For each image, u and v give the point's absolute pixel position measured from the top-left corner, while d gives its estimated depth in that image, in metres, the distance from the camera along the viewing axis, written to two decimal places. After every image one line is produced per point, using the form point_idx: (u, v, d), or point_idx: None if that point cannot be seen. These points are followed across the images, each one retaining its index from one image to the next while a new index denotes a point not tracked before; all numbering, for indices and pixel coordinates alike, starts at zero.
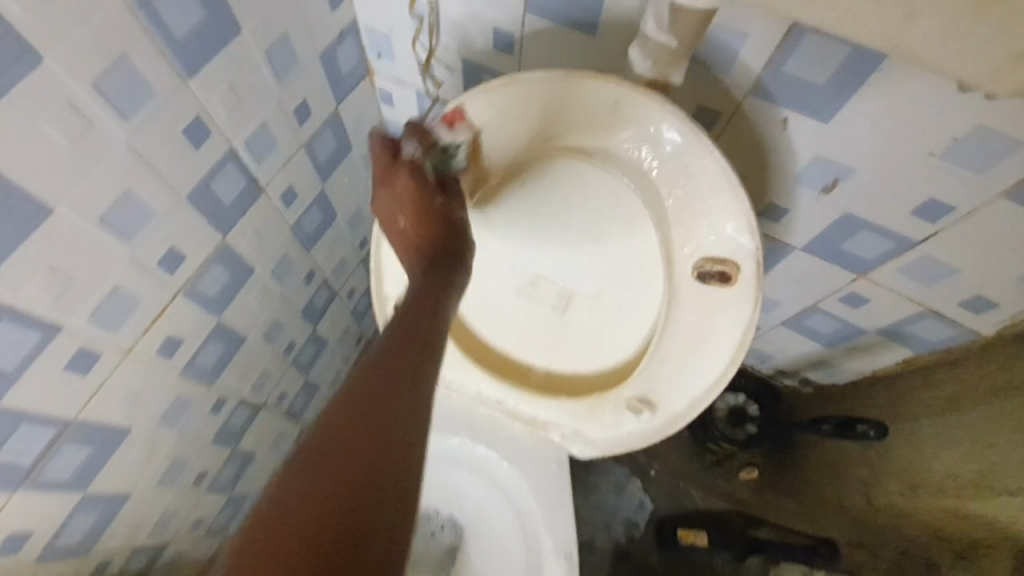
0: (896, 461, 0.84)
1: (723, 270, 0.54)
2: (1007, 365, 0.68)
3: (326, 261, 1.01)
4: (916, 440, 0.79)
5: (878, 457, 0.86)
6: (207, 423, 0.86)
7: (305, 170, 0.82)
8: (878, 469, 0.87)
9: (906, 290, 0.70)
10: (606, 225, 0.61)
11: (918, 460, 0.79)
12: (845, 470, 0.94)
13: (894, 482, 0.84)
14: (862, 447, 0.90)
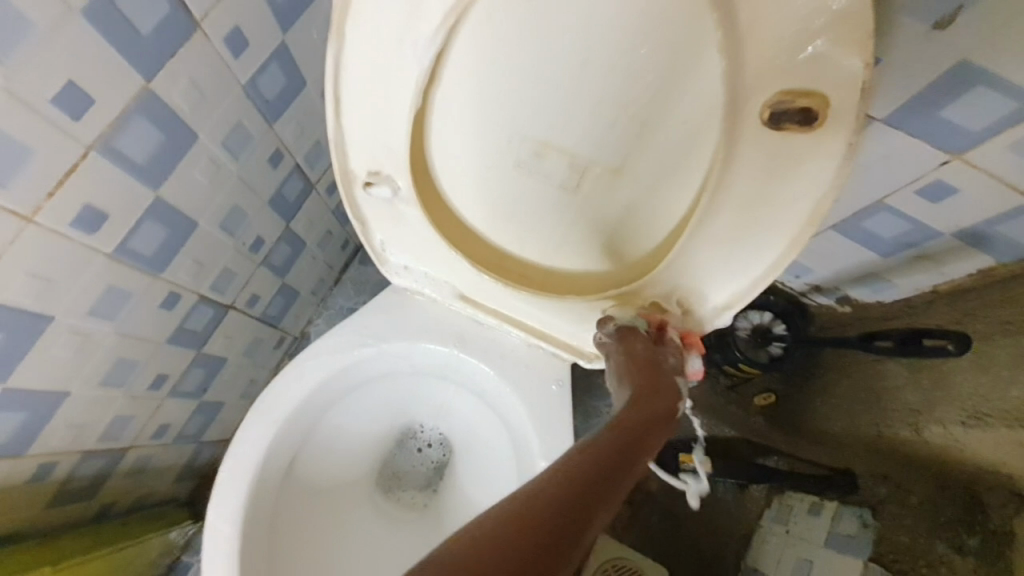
0: (957, 387, 0.72)
1: (807, 107, 0.40)
2: None
3: (298, 142, 0.86)
4: (992, 365, 0.67)
5: (932, 382, 0.76)
6: (158, 320, 0.74)
7: (259, 8, 0.64)
8: (933, 396, 0.75)
9: (1011, 175, 0.56)
10: (645, 59, 0.45)
11: (991, 389, 0.67)
12: (886, 396, 0.83)
13: (952, 411, 0.72)
14: (910, 367, 0.79)
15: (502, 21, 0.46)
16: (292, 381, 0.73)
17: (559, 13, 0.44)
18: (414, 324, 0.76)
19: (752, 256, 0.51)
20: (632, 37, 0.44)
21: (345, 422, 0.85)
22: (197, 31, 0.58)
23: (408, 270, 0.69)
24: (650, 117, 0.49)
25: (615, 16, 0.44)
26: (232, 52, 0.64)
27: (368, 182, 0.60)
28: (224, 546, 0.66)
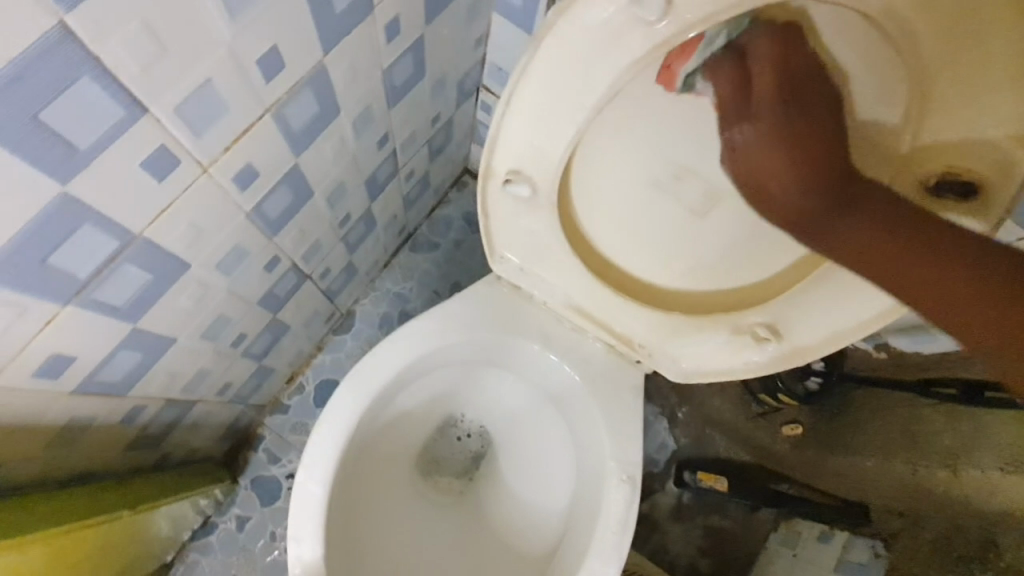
0: (995, 437, 0.80)
1: (967, 184, 0.48)
2: None
3: (402, 128, 0.88)
4: None
5: (973, 432, 0.83)
6: (258, 280, 0.76)
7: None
8: (969, 442, 0.83)
9: None
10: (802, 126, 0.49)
11: None
12: (922, 440, 0.90)
13: (989, 457, 0.79)
14: (951, 417, 0.87)
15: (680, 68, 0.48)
16: (389, 355, 0.77)
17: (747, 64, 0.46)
18: (499, 319, 0.80)
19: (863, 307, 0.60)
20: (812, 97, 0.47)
21: (410, 403, 0.87)
22: (370, 16, 0.61)
23: (522, 273, 0.75)
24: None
25: None
26: (386, 37, 0.67)
27: (507, 179, 0.64)
28: (317, 503, 0.71)
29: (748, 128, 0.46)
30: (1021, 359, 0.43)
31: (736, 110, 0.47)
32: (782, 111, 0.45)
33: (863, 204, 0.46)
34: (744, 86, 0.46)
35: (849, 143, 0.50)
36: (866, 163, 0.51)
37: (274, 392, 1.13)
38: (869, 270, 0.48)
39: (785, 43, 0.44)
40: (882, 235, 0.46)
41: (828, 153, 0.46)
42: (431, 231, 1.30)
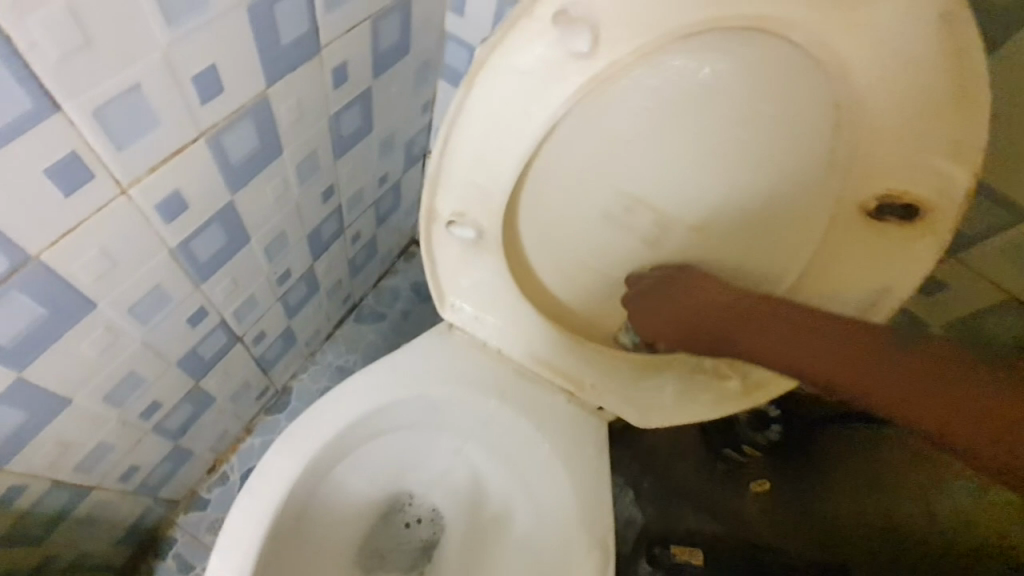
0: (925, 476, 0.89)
1: (906, 203, 0.54)
2: None
3: (348, 183, 0.87)
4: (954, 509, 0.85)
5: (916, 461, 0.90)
6: (181, 337, 0.68)
7: (364, 51, 0.70)
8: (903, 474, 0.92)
9: (994, 275, 0.66)
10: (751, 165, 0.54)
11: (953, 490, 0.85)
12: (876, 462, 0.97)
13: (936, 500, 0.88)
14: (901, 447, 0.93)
15: (615, 101, 0.52)
16: (328, 414, 0.69)
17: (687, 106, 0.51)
18: (449, 371, 0.74)
19: None
20: (748, 141, 0.53)
21: (349, 477, 0.76)
22: (318, 56, 0.62)
23: (476, 320, 0.72)
24: (741, 178, 0.55)
25: (709, 110, 0.51)
26: (333, 82, 0.68)
27: (450, 222, 0.63)
28: None
29: (651, 330, 0.60)
30: (960, 425, 0.41)
31: (647, 284, 0.60)
32: (659, 323, 0.58)
33: (758, 327, 0.51)
34: (669, 279, 0.58)
35: (800, 169, 0.55)
36: (817, 181, 0.55)
37: (191, 484, 0.98)
38: (811, 382, 0.49)
39: (654, 278, 0.60)
40: (774, 347, 0.50)
41: (716, 312, 0.54)
42: (378, 301, 1.25)
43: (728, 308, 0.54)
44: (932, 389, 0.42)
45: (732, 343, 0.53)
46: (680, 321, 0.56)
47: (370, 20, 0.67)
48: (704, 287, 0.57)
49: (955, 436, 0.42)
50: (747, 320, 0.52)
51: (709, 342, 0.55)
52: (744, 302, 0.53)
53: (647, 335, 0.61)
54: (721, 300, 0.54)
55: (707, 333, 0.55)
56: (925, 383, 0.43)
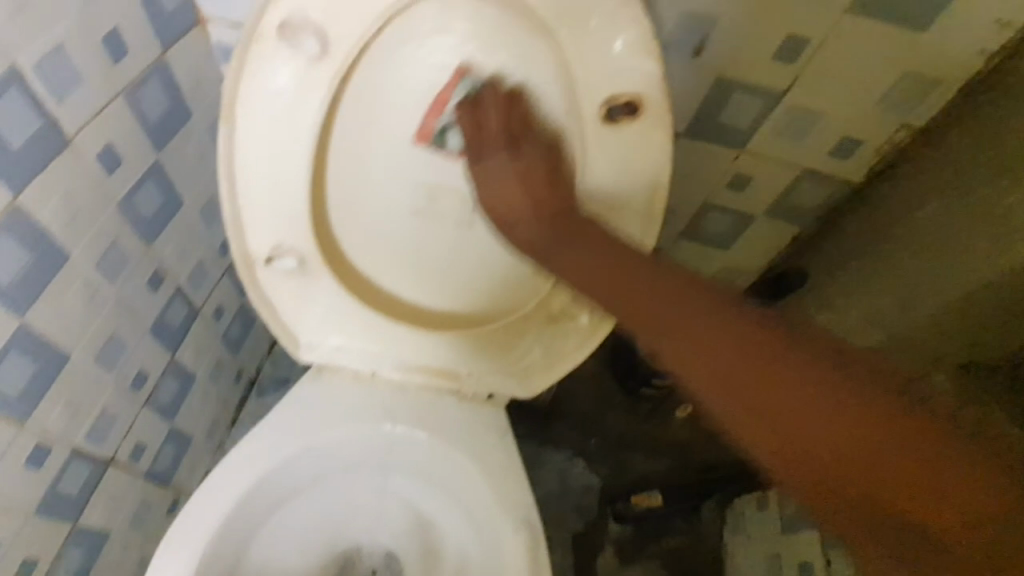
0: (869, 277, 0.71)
1: (626, 104, 0.49)
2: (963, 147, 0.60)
3: (178, 262, 0.83)
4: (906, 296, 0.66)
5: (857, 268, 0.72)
6: (25, 480, 0.67)
7: (128, 126, 0.67)
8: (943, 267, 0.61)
9: (782, 156, 0.70)
10: None
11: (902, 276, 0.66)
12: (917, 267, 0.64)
13: (933, 290, 0.62)
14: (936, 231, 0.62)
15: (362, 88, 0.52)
16: (204, 505, 0.65)
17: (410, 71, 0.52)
18: (333, 415, 0.70)
19: None
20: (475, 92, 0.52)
21: (268, 556, 0.73)
22: (67, 148, 0.60)
23: (340, 353, 0.69)
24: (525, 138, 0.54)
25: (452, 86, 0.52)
26: (104, 167, 0.65)
27: (269, 258, 0.60)
28: None
29: (490, 191, 0.51)
30: (886, 448, 0.37)
31: (495, 166, 0.51)
32: (511, 186, 0.51)
33: (644, 272, 0.47)
34: (480, 131, 0.51)
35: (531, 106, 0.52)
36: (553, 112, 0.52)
37: None
38: (688, 366, 0.44)
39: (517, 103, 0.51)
40: (664, 297, 0.46)
41: (601, 246, 0.50)
42: (277, 367, 1.16)
43: (609, 257, 0.49)
44: (812, 385, 0.40)
45: (578, 249, 0.50)
46: (524, 178, 0.51)
47: (122, 95, 0.65)
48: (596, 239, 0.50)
49: (854, 466, 0.38)
50: (617, 267, 0.48)
51: (561, 229, 0.51)
52: (612, 251, 0.49)
53: (484, 190, 0.52)
54: (597, 232, 0.50)
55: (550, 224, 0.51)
56: (813, 368, 0.40)
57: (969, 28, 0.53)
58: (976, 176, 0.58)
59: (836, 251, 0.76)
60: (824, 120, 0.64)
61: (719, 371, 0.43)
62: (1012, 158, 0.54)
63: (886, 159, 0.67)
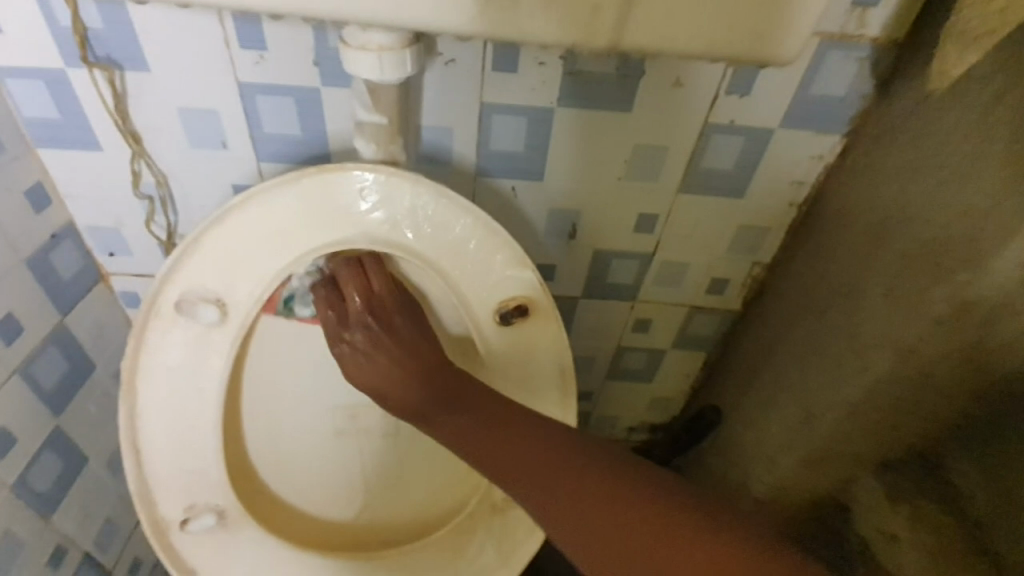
0: (761, 380, 0.75)
1: (516, 308, 0.55)
2: (803, 262, 0.69)
3: (80, 529, 0.74)
4: (796, 392, 0.68)
5: (753, 369, 0.77)
6: None
7: (20, 403, 0.63)
8: (816, 364, 0.65)
9: (669, 299, 0.79)
10: None
11: (789, 379, 0.69)
12: (794, 370, 0.69)
13: (816, 381, 0.65)
14: (802, 337, 0.68)
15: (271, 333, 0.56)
16: None
17: (313, 312, 0.56)
18: None
19: None
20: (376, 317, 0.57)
21: None
22: None
23: None
24: None
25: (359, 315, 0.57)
26: None
27: (184, 519, 0.55)
28: None
29: (410, 394, 0.51)
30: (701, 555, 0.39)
31: (362, 346, 0.52)
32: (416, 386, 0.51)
33: (523, 441, 0.47)
34: (343, 307, 0.53)
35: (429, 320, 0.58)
36: (454, 322, 0.58)
37: None
38: (569, 526, 0.43)
39: (406, 311, 0.54)
40: (541, 468, 0.46)
41: (479, 410, 0.50)
42: None
43: (527, 433, 0.48)
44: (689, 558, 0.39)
45: (466, 420, 0.50)
46: (405, 356, 0.52)
47: (18, 372, 0.63)
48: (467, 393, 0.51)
49: None
50: (504, 445, 0.48)
51: (456, 409, 0.51)
52: (515, 408, 0.50)
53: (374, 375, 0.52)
54: (477, 387, 0.52)
55: (432, 397, 0.51)
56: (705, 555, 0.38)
57: (768, 187, 0.66)
58: (822, 299, 0.66)
59: (733, 377, 0.82)
60: (692, 267, 0.74)
61: (595, 497, 0.43)
62: (843, 280, 0.63)
63: (751, 289, 0.77)
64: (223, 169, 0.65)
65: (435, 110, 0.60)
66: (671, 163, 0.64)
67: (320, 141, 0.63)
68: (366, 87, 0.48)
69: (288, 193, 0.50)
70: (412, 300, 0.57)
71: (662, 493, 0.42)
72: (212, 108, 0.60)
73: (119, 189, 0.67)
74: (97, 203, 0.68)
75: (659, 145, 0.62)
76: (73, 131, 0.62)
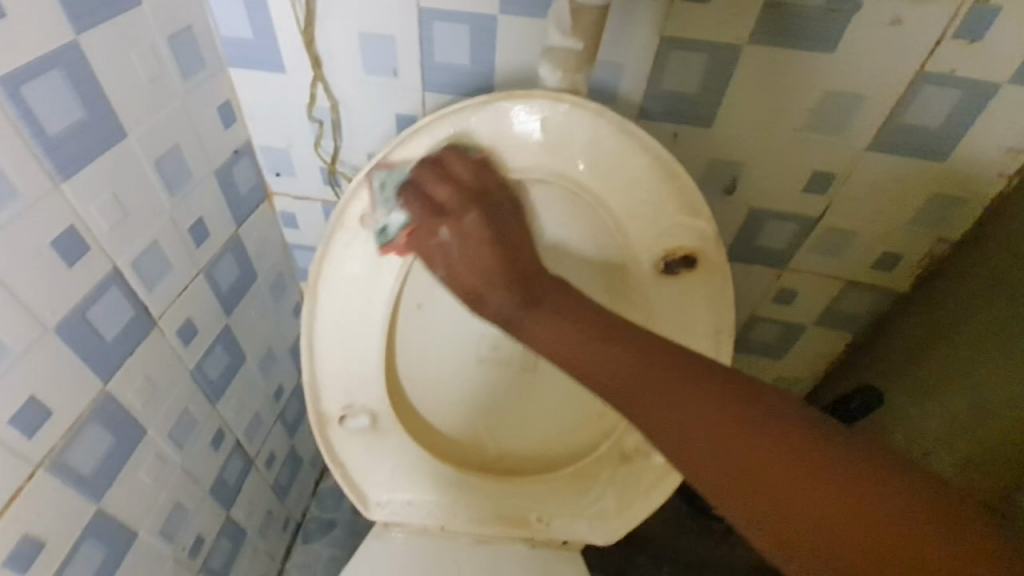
0: (924, 367, 0.68)
1: (683, 256, 0.53)
2: (1003, 233, 0.60)
3: (237, 417, 0.83)
4: (974, 386, 0.61)
5: (915, 353, 0.70)
6: None
7: (205, 299, 0.71)
8: (1003, 358, 0.58)
9: (820, 268, 0.74)
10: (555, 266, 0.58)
11: (965, 370, 0.62)
12: (972, 361, 0.62)
13: (1003, 378, 0.58)
14: (986, 323, 0.60)
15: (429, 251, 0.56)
16: None
17: None
18: None
19: None
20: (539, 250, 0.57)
21: None
22: (155, 328, 0.63)
23: (410, 506, 0.67)
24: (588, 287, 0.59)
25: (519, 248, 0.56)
26: (182, 340, 0.68)
27: (343, 417, 0.61)
28: None
29: (464, 283, 0.49)
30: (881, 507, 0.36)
31: (432, 237, 0.49)
32: (463, 260, 0.48)
33: (638, 344, 0.45)
34: (431, 208, 0.49)
35: (590, 260, 0.57)
36: (614, 262, 0.57)
37: None
38: (738, 500, 0.40)
39: (463, 192, 0.49)
40: (659, 381, 0.43)
41: (585, 324, 0.47)
42: (321, 509, 1.12)
43: (638, 353, 0.44)
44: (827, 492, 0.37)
45: (594, 339, 0.45)
46: (477, 252, 0.48)
47: (202, 273, 0.70)
48: (552, 294, 0.48)
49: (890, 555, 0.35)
50: (655, 389, 0.43)
51: (555, 310, 0.47)
52: (597, 311, 0.47)
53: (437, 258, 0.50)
54: (579, 303, 0.48)
55: (516, 288, 0.48)
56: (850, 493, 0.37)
57: (976, 151, 0.59)
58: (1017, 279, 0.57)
59: (885, 359, 0.75)
60: (859, 237, 0.70)
61: (728, 456, 0.40)
62: None
63: (923, 269, 0.71)
64: (390, 96, 0.67)
65: (613, 43, 0.57)
66: (868, 112, 0.58)
67: (487, 71, 0.63)
68: (569, 7, 0.46)
69: (474, 119, 0.51)
70: (575, 238, 0.56)
71: (804, 432, 0.39)
72: (390, 33, 0.62)
73: (295, 112, 0.71)
74: (274, 123, 0.73)
75: (856, 93, 0.57)
76: (264, 51, 0.66)
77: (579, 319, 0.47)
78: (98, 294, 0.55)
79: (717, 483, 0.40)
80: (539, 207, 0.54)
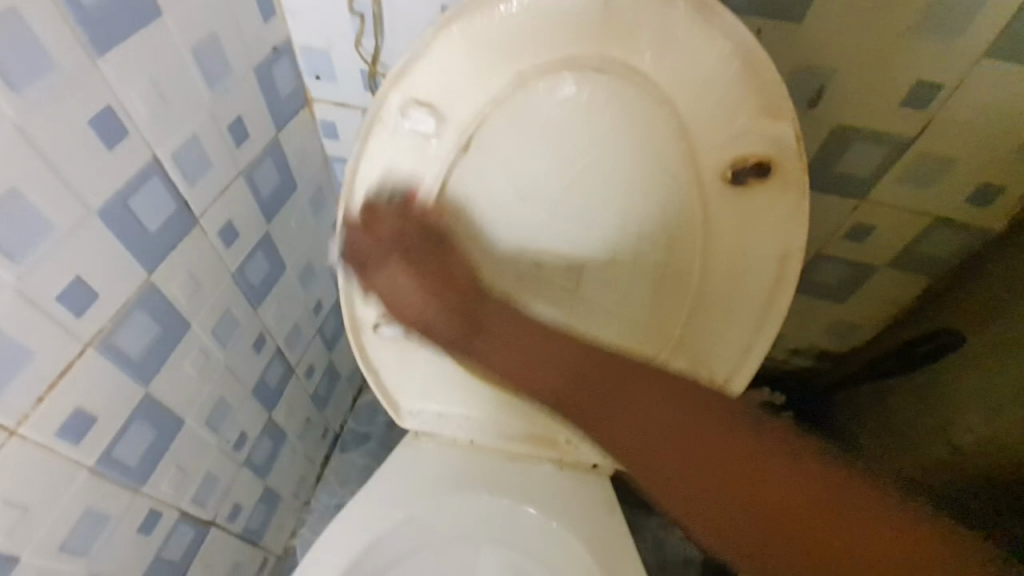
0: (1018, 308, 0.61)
1: (756, 164, 0.49)
2: None
3: (278, 325, 0.84)
4: None
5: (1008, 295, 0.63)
6: (136, 548, 0.67)
7: (246, 202, 0.71)
8: None
9: (908, 201, 0.67)
10: (610, 179, 0.52)
11: None
12: None
13: None
14: None
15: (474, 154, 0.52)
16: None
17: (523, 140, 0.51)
18: (432, 487, 0.67)
19: (734, 315, 0.58)
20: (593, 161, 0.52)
21: None
22: (196, 226, 0.63)
23: (442, 418, 0.68)
24: (643, 204, 0.53)
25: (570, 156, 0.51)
26: (223, 242, 0.68)
27: (377, 324, 0.60)
28: None
29: (419, 314, 0.54)
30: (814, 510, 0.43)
31: (395, 269, 0.53)
32: (416, 270, 0.53)
33: (558, 347, 0.52)
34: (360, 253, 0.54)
35: (649, 174, 0.51)
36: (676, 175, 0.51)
37: None
38: (735, 533, 0.47)
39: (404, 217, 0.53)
40: (626, 416, 0.50)
41: (610, 372, 0.51)
42: (357, 423, 1.16)
43: (603, 378, 0.51)
44: (784, 475, 0.45)
45: (592, 373, 0.51)
46: (432, 284, 0.53)
47: (242, 175, 0.69)
48: (488, 313, 0.54)
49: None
50: (600, 412, 0.51)
51: (494, 339, 0.54)
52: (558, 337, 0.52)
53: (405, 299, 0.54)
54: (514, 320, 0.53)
55: (461, 319, 0.54)
56: (784, 473, 0.45)
57: None
58: None
59: (968, 304, 0.69)
60: (957, 163, 0.62)
61: (705, 511, 0.47)
62: None
63: None
64: None
65: None
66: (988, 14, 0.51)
67: None
68: None
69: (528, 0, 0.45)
70: (635, 149, 0.50)
71: (787, 459, 0.45)
72: None
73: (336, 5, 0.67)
74: (315, 18, 0.69)
75: None
76: None
77: (582, 352, 0.52)
78: (138, 182, 0.54)
79: (712, 529, 0.48)
80: (595, 110, 0.49)
